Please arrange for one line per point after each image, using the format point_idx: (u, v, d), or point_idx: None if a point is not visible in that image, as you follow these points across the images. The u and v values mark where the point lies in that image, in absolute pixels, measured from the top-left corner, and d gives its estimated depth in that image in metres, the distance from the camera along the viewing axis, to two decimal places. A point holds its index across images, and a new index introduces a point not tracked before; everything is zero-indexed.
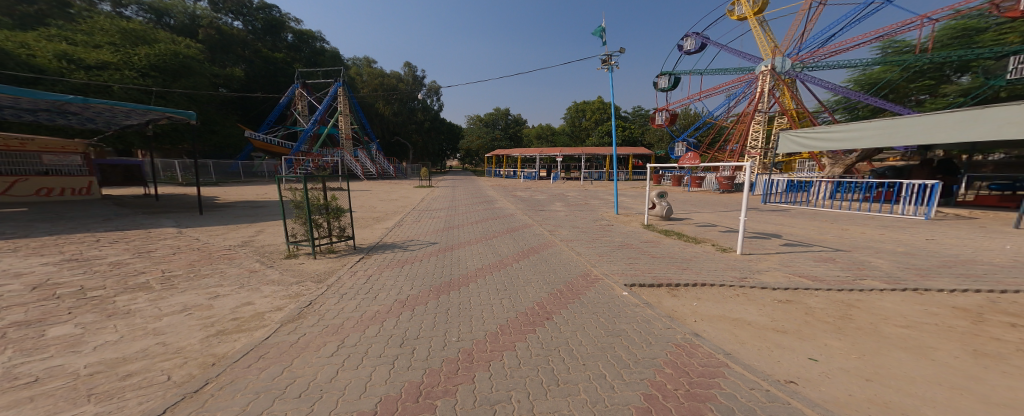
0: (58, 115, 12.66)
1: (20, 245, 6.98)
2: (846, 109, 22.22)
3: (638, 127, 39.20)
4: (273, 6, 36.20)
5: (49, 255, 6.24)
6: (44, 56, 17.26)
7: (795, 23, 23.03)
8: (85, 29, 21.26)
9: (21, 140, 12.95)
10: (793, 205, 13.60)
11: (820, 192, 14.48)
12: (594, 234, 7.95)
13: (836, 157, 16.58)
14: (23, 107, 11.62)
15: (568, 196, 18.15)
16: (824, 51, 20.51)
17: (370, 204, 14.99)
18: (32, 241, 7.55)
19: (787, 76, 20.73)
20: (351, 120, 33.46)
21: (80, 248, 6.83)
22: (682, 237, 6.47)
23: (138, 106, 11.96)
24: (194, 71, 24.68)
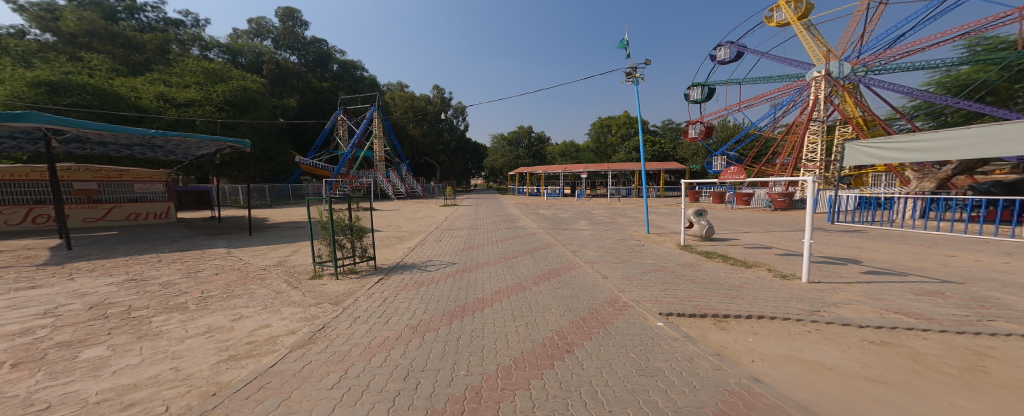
0: (149, 149, 14.46)
1: (96, 265, 7.76)
2: (930, 115, 19.92)
3: (668, 141, 37.77)
4: (323, 40, 39.70)
5: (115, 274, 6.84)
6: (147, 97, 21.16)
7: (853, 26, 21.57)
8: (178, 71, 25.15)
9: (120, 171, 14.82)
10: (867, 225, 12.00)
11: (905, 210, 12.67)
12: (624, 254, 7.43)
13: (925, 170, 14.46)
14: (121, 143, 13.48)
15: (593, 214, 17.48)
16: (892, 52, 18.83)
17: (396, 223, 15.29)
18: (106, 260, 8.37)
19: (848, 81, 19.32)
20: (384, 142, 35.26)
21: (143, 267, 7.45)
22: (727, 260, 5.75)
23: (204, 137, 13.24)
24: (259, 104, 28.21)
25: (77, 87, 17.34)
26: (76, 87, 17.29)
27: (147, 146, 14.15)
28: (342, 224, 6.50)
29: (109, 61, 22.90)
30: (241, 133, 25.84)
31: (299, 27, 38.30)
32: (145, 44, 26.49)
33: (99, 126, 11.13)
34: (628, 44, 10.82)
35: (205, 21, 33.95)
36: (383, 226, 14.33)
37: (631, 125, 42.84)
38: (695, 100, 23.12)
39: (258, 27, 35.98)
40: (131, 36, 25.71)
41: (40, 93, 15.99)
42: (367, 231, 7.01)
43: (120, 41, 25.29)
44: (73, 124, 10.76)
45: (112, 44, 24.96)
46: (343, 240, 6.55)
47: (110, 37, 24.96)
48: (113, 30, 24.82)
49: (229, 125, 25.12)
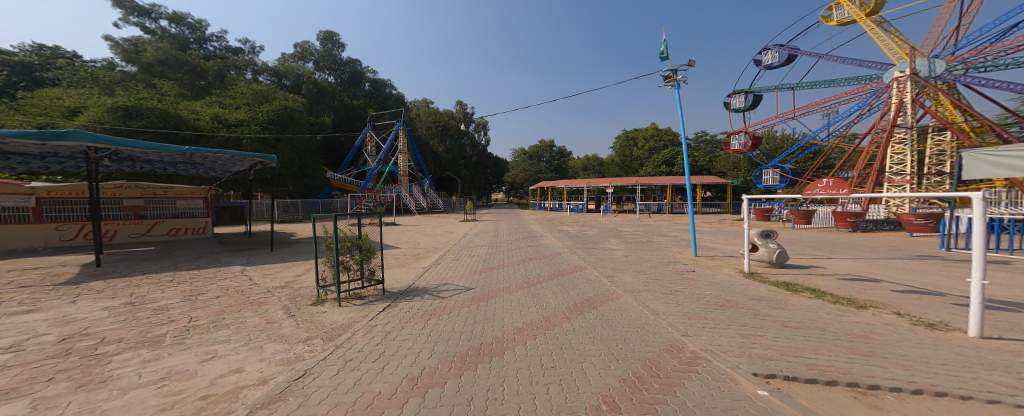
0: (190, 165, 14.06)
1: (108, 283, 7.47)
2: None
3: (701, 154, 35.79)
4: (357, 61, 41.64)
5: (119, 294, 6.43)
6: (204, 119, 23.32)
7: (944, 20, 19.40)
8: (231, 94, 26.90)
9: (164, 187, 13.91)
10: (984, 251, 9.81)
11: None
12: (675, 282, 6.17)
13: None
14: (164, 160, 13.10)
15: (623, 232, 16.04)
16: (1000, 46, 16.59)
17: (413, 240, 14.66)
18: (122, 276, 8.14)
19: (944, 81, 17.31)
20: (408, 157, 35.81)
21: (150, 286, 7.06)
22: (821, 296, 4.44)
23: (233, 154, 12.83)
24: (298, 122, 29.23)
25: (147, 111, 19.61)
26: (146, 110, 19.57)
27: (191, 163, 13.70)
28: (348, 244, 5.78)
29: (178, 87, 25.58)
30: (280, 151, 26.85)
31: (337, 48, 40.50)
32: (207, 70, 28.94)
33: (134, 143, 10.85)
34: (666, 46, 9.89)
35: (260, 48, 37.23)
36: (400, 243, 13.68)
37: (660, 138, 40.70)
38: (738, 109, 21.56)
39: (302, 50, 38.50)
40: (194, 62, 27.99)
41: (117, 118, 18.41)
42: (376, 251, 6.26)
43: (186, 68, 27.87)
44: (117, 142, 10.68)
45: (180, 72, 27.64)
46: (349, 262, 5.81)
47: (179, 65, 27.54)
48: (181, 58, 27.33)
49: (270, 143, 26.23)
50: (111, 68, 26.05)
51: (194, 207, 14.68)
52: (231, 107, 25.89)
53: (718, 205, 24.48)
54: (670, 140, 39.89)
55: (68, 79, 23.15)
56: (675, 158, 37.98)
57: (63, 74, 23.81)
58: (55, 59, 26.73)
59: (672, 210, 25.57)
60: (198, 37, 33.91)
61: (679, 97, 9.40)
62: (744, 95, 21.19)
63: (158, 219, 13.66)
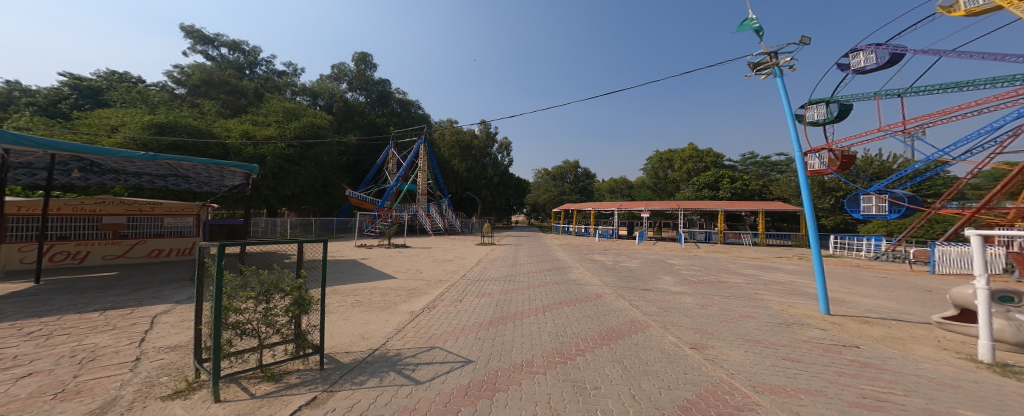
0: (184, 180, 9.73)
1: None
2: None
3: (755, 182, 32.97)
4: (388, 81, 41.87)
5: None
6: (233, 135, 22.11)
7: None
8: (263, 111, 26.16)
9: (150, 202, 10.02)
10: None
11: None
12: (875, 383, 3.17)
13: None
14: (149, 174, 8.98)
15: (674, 266, 12.91)
16: None
17: (418, 267, 12.32)
18: (29, 292, 6.12)
19: None
20: (428, 176, 34.58)
21: (25, 311, 4.86)
22: None
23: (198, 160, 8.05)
24: (323, 139, 28.50)
25: (180, 127, 19.07)
26: (180, 127, 19.13)
27: (184, 178, 9.55)
28: (257, 292, 2.93)
29: (218, 106, 24.90)
30: (303, 169, 25.73)
31: (370, 69, 41.15)
32: (246, 89, 27.90)
33: (74, 146, 6.88)
34: (757, 23, 7.39)
35: (302, 71, 38.33)
36: (401, 270, 11.39)
37: (700, 159, 37.53)
38: (816, 121, 18.49)
39: (337, 71, 39.53)
40: (234, 82, 27.12)
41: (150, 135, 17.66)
42: (317, 300, 3.45)
43: (228, 88, 27.07)
44: (56, 145, 6.58)
45: (222, 92, 26.88)
46: (255, 323, 2.99)
47: (221, 85, 26.93)
48: (225, 79, 26.81)
49: (293, 160, 25.03)
50: (166, 90, 24.62)
51: (187, 225, 10.87)
52: (262, 124, 24.89)
53: (785, 236, 20.51)
54: (712, 161, 36.85)
55: (124, 99, 21.36)
56: (719, 181, 34.12)
57: (125, 97, 21.60)
58: (119, 81, 24.93)
59: (724, 240, 21.89)
60: (249, 61, 35.25)
61: (785, 88, 6.77)
62: (826, 106, 18.06)
63: (140, 239, 9.87)
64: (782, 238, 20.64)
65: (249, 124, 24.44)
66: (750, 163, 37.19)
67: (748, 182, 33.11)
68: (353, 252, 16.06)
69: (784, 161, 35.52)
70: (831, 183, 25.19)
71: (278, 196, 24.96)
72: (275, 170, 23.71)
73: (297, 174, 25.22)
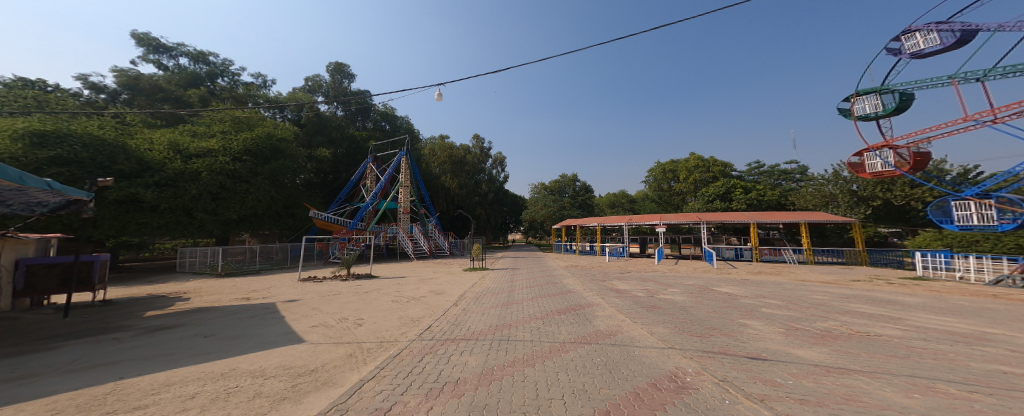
0: None
1: None
2: None
3: (770, 191, 30.08)
4: (367, 92, 39.11)
5: None
6: (158, 148, 18.51)
7: None
8: (207, 122, 22.44)
9: None
10: None
11: None
12: None
13: None
14: None
15: (736, 298, 9.06)
16: None
17: (365, 311, 8.21)
18: None
19: None
20: (410, 192, 30.84)
21: None
22: None
23: None
24: (283, 154, 24.54)
25: (74, 137, 15.55)
26: (73, 137, 15.45)
27: None
28: None
29: (147, 117, 21.76)
30: (255, 185, 21.41)
31: (347, 80, 38.44)
32: (189, 98, 24.69)
33: None
34: None
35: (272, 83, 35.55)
36: (331, 318, 7.30)
37: (706, 169, 35.42)
38: (868, 115, 16.54)
39: (312, 83, 36.58)
40: (170, 88, 24.30)
41: (25, 146, 14.26)
42: None
43: (160, 95, 24.09)
44: None
45: (151, 100, 23.78)
46: None
47: (153, 92, 24.07)
48: (156, 83, 23.96)
49: (240, 177, 20.77)
50: (79, 98, 21.46)
51: None
52: (202, 136, 21.12)
53: (836, 252, 17.04)
54: (719, 171, 34.30)
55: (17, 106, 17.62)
56: (731, 191, 30.98)
57: (18, 103, 17.93)
58: (26, 89, 21.22)
59: (761, 257, 18.26)
60: (210, 72, 31.77)
61: None
62: (878, 97, 16.22)
63: None
64: (833, 254, 17.18)
65: (186, 135, 20.67)
66: (758, 172, 34.38)
67: (764, 192, 30.12)
68: (290, 289, 11.85)
69: (796, 169, 32.75)
70: (864, 192, 22.01)
71: (219, 222, 20.60)
72: (213, 189, 19.44)
73: (244, 192, 20.86)
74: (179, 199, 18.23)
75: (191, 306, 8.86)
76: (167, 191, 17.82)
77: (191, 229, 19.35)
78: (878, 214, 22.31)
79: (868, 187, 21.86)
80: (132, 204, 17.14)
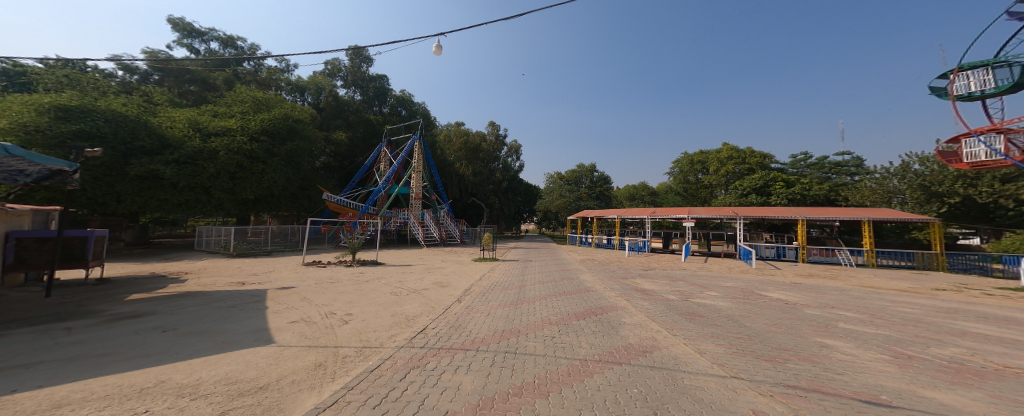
0: None
1: None
2: None
3: (815, 186, 27.21)
4: (385, 76, 38.45)
5: None
6: (178, 126, 18.34)
7: None
8: (227, 100, 22.15)
9: None
10: None
11: None
12: None
13: None
14: None
15: (794, 306, 7.53)
16: None
17: (358, 305, 7.27)
18: None
19: None
20: (426, 178, 30.13)
21: None
22: None
23: None
24: (300, 135, 24.17)
25: (97, 112, 15.48)
26: (95, 112, 15.35)
27: None
28: None
29: (172, 95, 21.67)
30: (272, 166, 21.10)
31: (366, 63, 37.47)
32: (212, 79, 24.61)
33: None
34: None
35: (294, 66, 35.39)
36: (317, 312, 6.38)
37: (740, 160, 32.46)
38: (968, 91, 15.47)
39: (331, 66, 36.08)
40: (198, 70, 24.11)
41: (51, 119, 14.19)
42: None
43: (187, 76, 23.99)
44: None
45: (179, 81, 23.79)
46: None
47: (180, 74, 23.89)
48: (184, 66, 23.64)
49: (257, 157, 20.43)
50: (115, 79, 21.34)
51: None
52: (221, 115, 20.85)
53: (904, 255, 14.87)
54: (755, 163, 31.40)
55: (51, 83, 17.55)
56: (770, 185, 28.22)
57: (52, 80, 17.99)
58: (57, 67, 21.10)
59: (807, 258, 16.22)
60: (236, 56, 31.26)
61: None
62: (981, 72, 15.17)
63: None
64: (899, 257, 14.97)
65: (205, 114, 20.46)
66: (803, 165, 31.38)
67: (808, 186, 27.32)
68: (291, 274, 11.16)
69: (850, 161, 29.44)
70: (940, 187, 20.06)
71: (237, 202, 20.47)
72: (232, 168, 19.14)
73: (261, 173, 20.58)
74: (198, 177, 18.01)
75: (181, 289, 8.19)
76: (186, 169, 17.62)
77: (209, 208, 19.24)
78: (953, 212, 20.13)
79: (945, 181, 19.92)
80: (153, 181, 17.01)
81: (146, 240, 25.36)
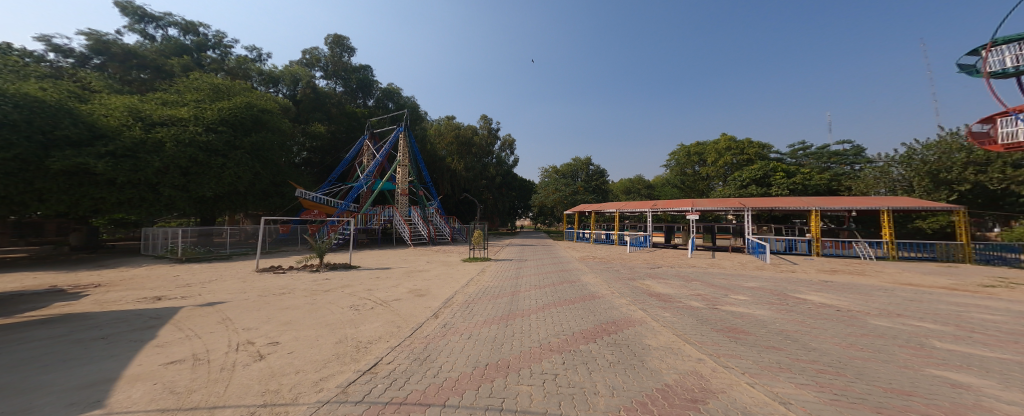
0: None
1: None
2: None
3: (817, 176, 26.38)
4: (368, 66, 36.07)
5: None
6: (115, 115, 16.06)
7: None
8: (180, 88, 19.80)
9: None
10: None
11: None
12: None
13: None
14: None
15: (855, 316, 6.00)
16: None
17: (296, 325, 5.46)
18: None
19: None
20: (412, 173, 28.21)
21: None
22: None
23: None
24: (268, 126, 21.96)
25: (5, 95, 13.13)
26: None
27: None
28: None
29: (113, 82, 19.27)
30: (234, 160, 18.95)
31: (347, 54, 35.42)
32: (168, 66, 22.14)
33: None
34: None
35: (267, 55, 32.76)
36: (228, 340, 4.56)
37: (739, 151, 31.38)
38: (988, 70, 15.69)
39: (309, 56, 33.59)
40: (149, 56, 21.62)
41: None
42: None
43: (135, 61, 21.43)
44: None
45: (126, 67, 21.23)
46: None
47: (126, 58, 21.37)
48: (130, 49, 21.18)
49: (215, 150, 18.25)
50: (45, 64, 18.86)
51: None
52: (172, 104, 18.57)
53: (925, 247, 13.76)
54: (754, 153, 30.42)
55: None
56: (770, 176, 27.18)
57: None
58: None
59: (822, 251, 15.11)
60: (198, 43, 28.47)
61: None
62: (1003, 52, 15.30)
63: None
64: (921, 249, 13.83)
65: (153, 102, 18.15)
66: (802, 155, 30.61)
67: (809, 176, 26.39)
68: (235, 282, 9.25)
69: (850, 150, 28.71)
70: (948, 174, 18.97)
71: (193, 200, 18.28)
72: (183, 162, 16.98)
73: (220, 168, 18.38)
74: (140, 172, 15.80)
75: (64, 309, 6.24)
76: (124, 163, 15.35)
77: (159, 208, 17.03)
78: (959, 201, 19.17)
79: (954, 168, 18.84)
80: (85, 176, 14.79)
81: (98, 244, 22.93)
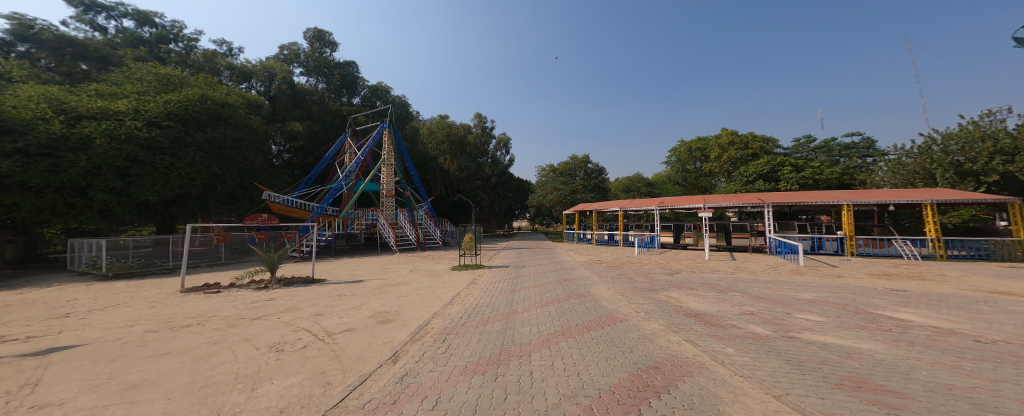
0: None
1: None
2: None
3: (827, 170, 24.98)
4: (352, 62, 33.80)
5: None
6: (31, 107, 13.62)
7: None
8: (120, 79, 17.41)
9: None
10: None
11: None
12: None
13: None
14: None
15: (1016, 353, 3.99)
16: None
17: (138, 396, 3.24)
18: None
19: None
20: (397, 173, 26.02)
21: None
22: None
23: None
24: (229, 123, 19.63)
25: None
26: None
27: None
28: None
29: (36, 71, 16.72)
30: (184, 159, 16.59)
31: (328, 49, 33.10)
32: (112, 55, 19.63)
33: None
34: None
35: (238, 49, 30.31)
36: None
37: (742, 146, 29.93)
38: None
39: (288, 51, 31.17)
40: (85, 43, 19.05)
41: None
42: None
43: (69, 50, 18.83)
44: None
45: (60, 56, 18.65)
46: None
47: (60, 46, 18.76)
48: (64, 35, 18.61)
49: (159, 148, 15.89)
50: None
51: None
52: (109, 96, 16.17)
53: (976, 243, 12.10)
54: (759, 148, 28.99)
55: None
56: (777, 171, 25.54)
57: None
58: None
59: (857, 251, 13.41)
60: (157, 35, 25.91)
61: None
62: None
63: None
64: (974, 246, 12.16)
65: (84, 94, 15.73)
66: (808, 149, 29.30)
67: (819, 170, 24.96)
68: (139, 309, 6.96)
69: (861, 142, 27.34)
70: (973, 165, 17.66)
71: (134, 206, 15.81)
72: (118, 162, 14.56)
73: (168, 168, 16.03)
74: (62, 174, 13.28)
75: None
76: (41, 163, 12.93)
77: (91, 216, 14.55)
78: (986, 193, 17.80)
79: (979, 158, 17.53)
80: None
81: (36, 257, 20.16)
